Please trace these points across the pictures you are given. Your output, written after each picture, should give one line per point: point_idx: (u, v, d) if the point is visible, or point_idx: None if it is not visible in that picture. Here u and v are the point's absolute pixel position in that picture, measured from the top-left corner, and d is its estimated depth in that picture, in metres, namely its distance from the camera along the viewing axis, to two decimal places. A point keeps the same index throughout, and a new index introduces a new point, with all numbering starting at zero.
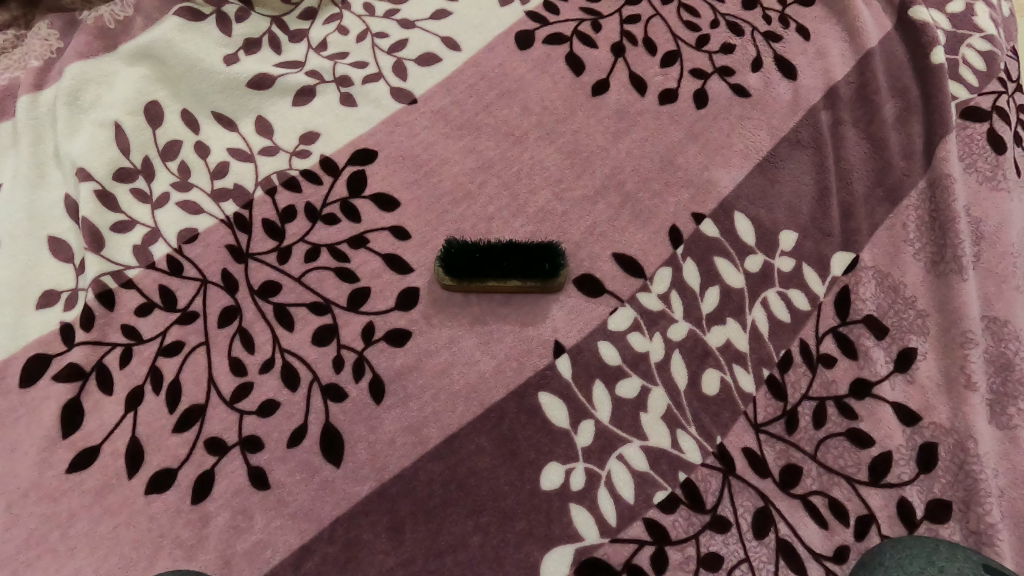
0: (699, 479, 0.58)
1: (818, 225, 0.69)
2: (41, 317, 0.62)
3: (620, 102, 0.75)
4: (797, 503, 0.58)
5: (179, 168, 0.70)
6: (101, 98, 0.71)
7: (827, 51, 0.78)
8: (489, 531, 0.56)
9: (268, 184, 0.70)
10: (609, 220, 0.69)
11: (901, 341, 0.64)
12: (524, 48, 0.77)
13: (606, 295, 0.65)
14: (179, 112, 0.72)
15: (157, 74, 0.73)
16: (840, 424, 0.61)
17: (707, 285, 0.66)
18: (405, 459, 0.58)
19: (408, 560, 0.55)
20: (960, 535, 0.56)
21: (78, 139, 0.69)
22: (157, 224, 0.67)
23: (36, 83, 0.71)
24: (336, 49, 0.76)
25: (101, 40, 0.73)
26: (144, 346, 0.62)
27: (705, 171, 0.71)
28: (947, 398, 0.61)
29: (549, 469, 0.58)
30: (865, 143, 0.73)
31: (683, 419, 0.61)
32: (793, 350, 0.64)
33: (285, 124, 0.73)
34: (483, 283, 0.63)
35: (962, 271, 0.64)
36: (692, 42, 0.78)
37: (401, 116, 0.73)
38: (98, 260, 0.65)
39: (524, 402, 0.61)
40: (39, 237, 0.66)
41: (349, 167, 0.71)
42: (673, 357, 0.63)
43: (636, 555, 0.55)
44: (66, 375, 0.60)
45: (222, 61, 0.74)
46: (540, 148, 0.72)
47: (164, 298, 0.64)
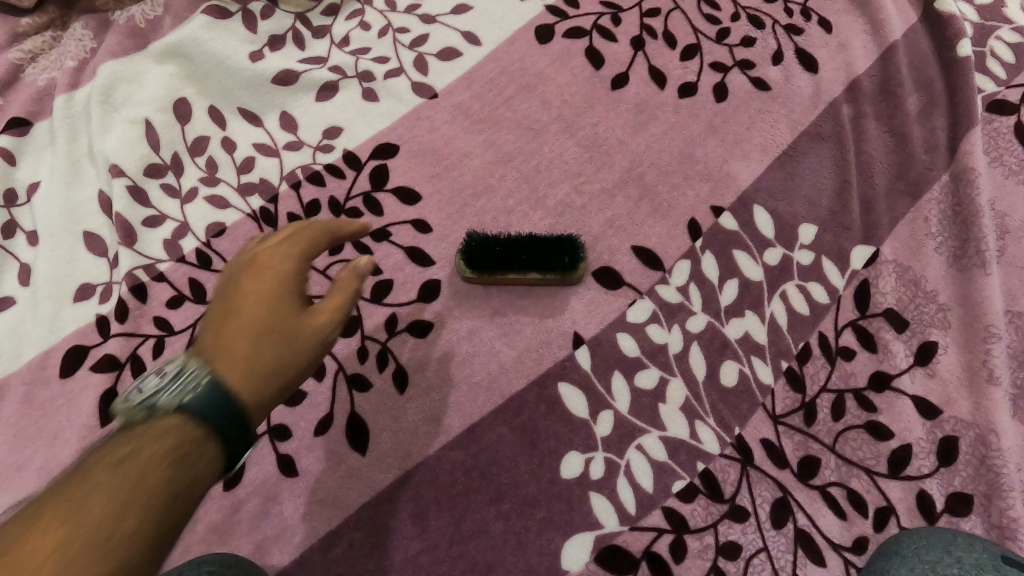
0: (718, 469, 0.59)
1: (838, 218, 0.69)
2: (79, 309, 0.65)
3: (639, 96, 0.75)
4: (815, 494, 0.58)
5: (207, 164, 0.72)
6: (132, 96, 0.73)
7: (849, 43, 0.77)
8: (510, 519, 0.57)
9: (293, 178, 0.72)
10: (628, 213, 0.69)
11: (921, 334, 0.64)
12: (545, 43, 0.78)
13: (625, 287, 0.66)
14: (206, 108, 0.74)
15: (185, 71, 0.74)
16: (859, 416, 0.61)
17: (726, 278, 0.67)
18: (428, 448, 0.60)
19: (433, 546, 0.56)
20: (981, 528, 0.57)
21: (111, 136, 0.71)
22: (186, 218, 0.69)
23: (72, 82, 0.73)
24: (358, 44, 0.77)
25: (132, 40, 0.75)
26: (175, 338, 0.65)
27: (725, 164, 0.71)
28: (969, 392, 0.61)
29: (569, 459, 0.59)
30: (887, 136, 0.72)
31: (702, 410, 0.61)
32: (812, 343, 0.64)
33: (309, 119, 0.74)
34: (500, 277, 0.64)
35: (985, 265, 0.64)
36: (712, 36, 0.78)
37: (423, 111, 0.74)
38: (130, 254, 0.68)
39: (544, 393, 0.62)
40: (75, 232, 0.68)
41: (372, 161, 0.72)
42: (692, 349, 0.64)
43: (656, 543, 0.56)
44: (102, 366, 0.63)
45: (248, 58, 0.75)
46: (560, 142, 0.73)
47: (194, 291, 0.67)
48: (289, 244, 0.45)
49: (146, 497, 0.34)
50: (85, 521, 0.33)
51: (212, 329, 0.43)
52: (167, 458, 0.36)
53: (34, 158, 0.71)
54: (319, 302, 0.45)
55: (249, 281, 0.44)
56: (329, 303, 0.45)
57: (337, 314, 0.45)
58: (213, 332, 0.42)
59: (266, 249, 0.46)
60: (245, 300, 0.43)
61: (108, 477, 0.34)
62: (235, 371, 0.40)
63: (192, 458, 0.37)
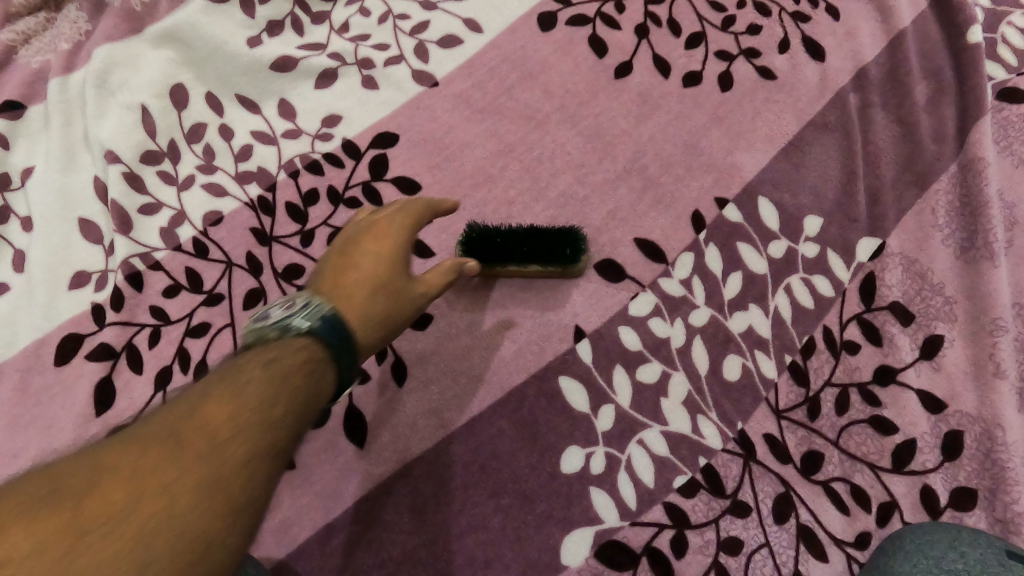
0: (720, 464, 0.58)
1: (843, 210, 0.68)
2: (74, 297, 0.64)
3: (643, 85, 0.73)
4: (818, 489, 0.58)
5: (204, 151, 0.71)
6: (127, 81, 0.72)
7: (857, 31, 0.76)
8: (510, 513, 0.57)
9: (291, 167, 0.71)
10: (631, 205, 0.68)
11: (927, 328, 0.63)
12: (547, 30, 0.76)
13: (627, 280, 0.65)
14: (203, 95, 0.72)
15: (182, 56, 0.73)
16: (863, 411, 0.60)
17: (730, 270, 0.66)
18: (427, 441, 0.59)
19: (431, 540, 0.56)
20: (985, 523, 0.56)
21: (106, 122, 0.70)
22: (182, 207, 0.69)
23: (66, 66, 0.72)
24: (358, 31, 0.76)
25: (127, 23, 0.73)
26: (171, 327, 0.64)
27: (730, 155, 0.70)
28: (975, 386, 0.60)
29: (569, 453, 0.59)
30: (894, 127, 0.71)
31: (704, 404, 0.60)
32: (816, 337, 0.63)
33: (308, 107, 0.73)
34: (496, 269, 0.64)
35: (993, 257, 0.63)
36: (718, 24, 0.76)
37: (423, 100, 0.73)
38: (126, 242, 0.67)
39: (545, 386, 0.61)
40: (70, 218, 0.67)
41: (371, 150, 0.71)
42: (695, 342, 0.63)
43: (656, 539, 0.56)
44: (97, 355, 0.63)
45: (245, 44, 0.74)
46: (562, 131, 0.72)
47: (190, 280, 0.66)
48: (402, 216, 0.54)
49: (293, 397, 0.39)
50: (245, 405, 0.37)
51: (332, 273, 0.50)
52: (303, 365, 0.41)
53: (29, 143, 0.70)
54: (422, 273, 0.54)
55: (368, 241, 0.52)
56: (431, 277, 0.53)
57: (436, 286, 0.53)
58: (333, 274, 0.50)
59: (385, 217, 0.55)
60: (363, 253, 0.51)
61: (257, 373, 0.39)
62: (354, 308, 0.48)
63: (321, 373, 0.43)
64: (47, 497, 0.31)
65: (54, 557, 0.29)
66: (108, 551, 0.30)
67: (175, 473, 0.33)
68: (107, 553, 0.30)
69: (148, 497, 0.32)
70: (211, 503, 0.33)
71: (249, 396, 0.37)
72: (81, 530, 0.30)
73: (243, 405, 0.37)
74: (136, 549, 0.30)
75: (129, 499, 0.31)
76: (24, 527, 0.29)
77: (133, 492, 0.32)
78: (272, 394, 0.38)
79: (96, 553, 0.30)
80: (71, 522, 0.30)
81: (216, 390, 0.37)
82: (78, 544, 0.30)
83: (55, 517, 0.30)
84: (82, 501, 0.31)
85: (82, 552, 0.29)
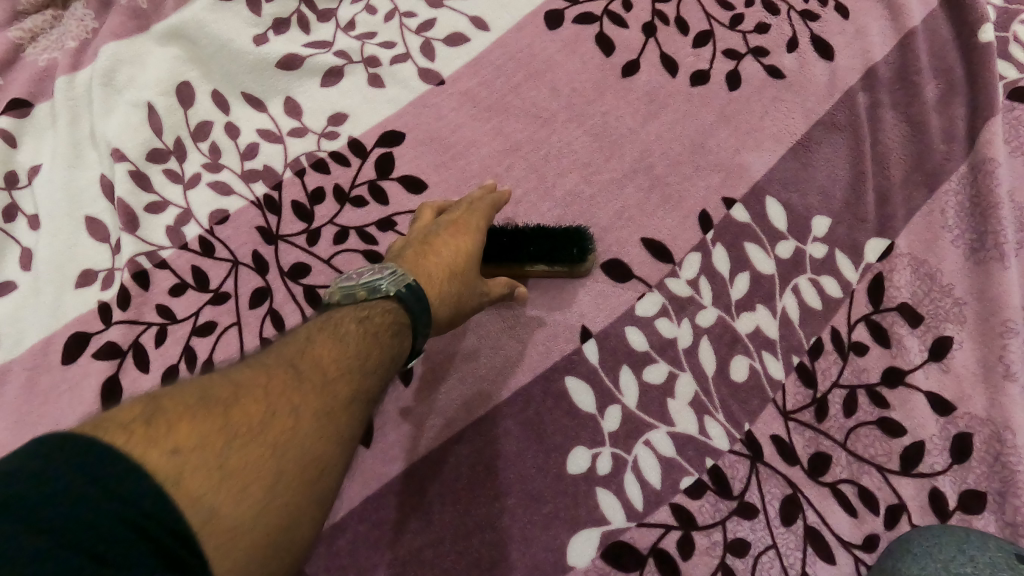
0: (727, 465, 0.58)
1: (852, 210, 0.68)
2: (81, 295, 0.65)
3: (650, 84, 0.73)
4: (825, 491, 0.58)
5: (210, 149, 0.71)
6: (134, 78, 0.71)
7: (867, 29, 0.75)
8: (516, 513, 0.57)
9: (297, 166, 0.71)
10: (638, 204, 0.68)
11: (936, 329, 0.63)
12: (554, 28, 0.75)
13: (634, 280, 0.65)
14: (209, 93, 0.72)
15: (187, 54, 0.73)
16: (871, 413, 0.60)
17: (737, 271, 0.65)
18: (434, 441, 0.59)
19: (437, 540, 0.56)
20: (994, 525, 0.56)
21: (112, 119, 0.70)
22: (189, 205, 0.69)
23: (73, 63, 0.72)
24: (364, 29, 0.75)
25: (133, 21, 0.73)
26: (178, 326, 0.64)
27: (738, 154, 0.70)
28: (984, 388, 0.60)
29: (576, 454, 0.58)
30: (904, 127, 0.71)
31: (711, 405, 0.60)
32: (824, 338, 0.63)
33: (314, 106, 0.73)
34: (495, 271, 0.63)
35: (1003, 258, 0.63)
36: (726, 22, 0.76)
37: (430, 98, 0.73)
38: (133, 240, 0.67)
39: (551, 386, 0.61)
40: (77, 216, 0.67)
41: (377, 149, 0.71)
42: (701, 343, 0.63)
43: (663, 540, 0.56)
44: (104, 353, 0.63)
45: (251, 42, 0.74)
46: (568, 130, 0.71)
47: (196, 279, 0.66)
48: (478, 214, 0.60)
49: (384, 351, 0.47)
50: (348, 356, 0.45)
51: (417, 253, 0.56)
52: (385, 325, 0.48)
53: (35, 141, 0.70)
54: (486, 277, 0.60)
55: (451, 232, 0.58)
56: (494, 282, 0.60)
57: (499, 291, 0.60)
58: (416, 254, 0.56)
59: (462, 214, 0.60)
60: (445, 241, 0.57)
61: (356, 328, 0.47)
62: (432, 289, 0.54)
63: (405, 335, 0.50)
64: (205, 402, 0.37)
65: (218, 450, 0.35)
66: (254, 453, 0.37)
67: (302, 401, 0.40)
68: (254, 454, 0.37)
69: (280, 415, 0.39)
70: (327, 427, 0.41)
71: (353, 346, 0.45)
72: (233, 434, 0.37)
73: (348, 354, 0.45)
74: (276, 454, 0.37)
75: (267, 416, 0.38)
76: (191, 424, 0.35)
77: (269, 410, 0.39)
78: (369, 346, 0.46)
79: (246, 454, 0.36)
80: (226, 426, 0.37)
81: (323, 340, 0.45)
82: (234, 444, 0.36)
83: (213, 420, 0.36)
84: (231, 410, 0.37)
85: (236, 451, 0.36)
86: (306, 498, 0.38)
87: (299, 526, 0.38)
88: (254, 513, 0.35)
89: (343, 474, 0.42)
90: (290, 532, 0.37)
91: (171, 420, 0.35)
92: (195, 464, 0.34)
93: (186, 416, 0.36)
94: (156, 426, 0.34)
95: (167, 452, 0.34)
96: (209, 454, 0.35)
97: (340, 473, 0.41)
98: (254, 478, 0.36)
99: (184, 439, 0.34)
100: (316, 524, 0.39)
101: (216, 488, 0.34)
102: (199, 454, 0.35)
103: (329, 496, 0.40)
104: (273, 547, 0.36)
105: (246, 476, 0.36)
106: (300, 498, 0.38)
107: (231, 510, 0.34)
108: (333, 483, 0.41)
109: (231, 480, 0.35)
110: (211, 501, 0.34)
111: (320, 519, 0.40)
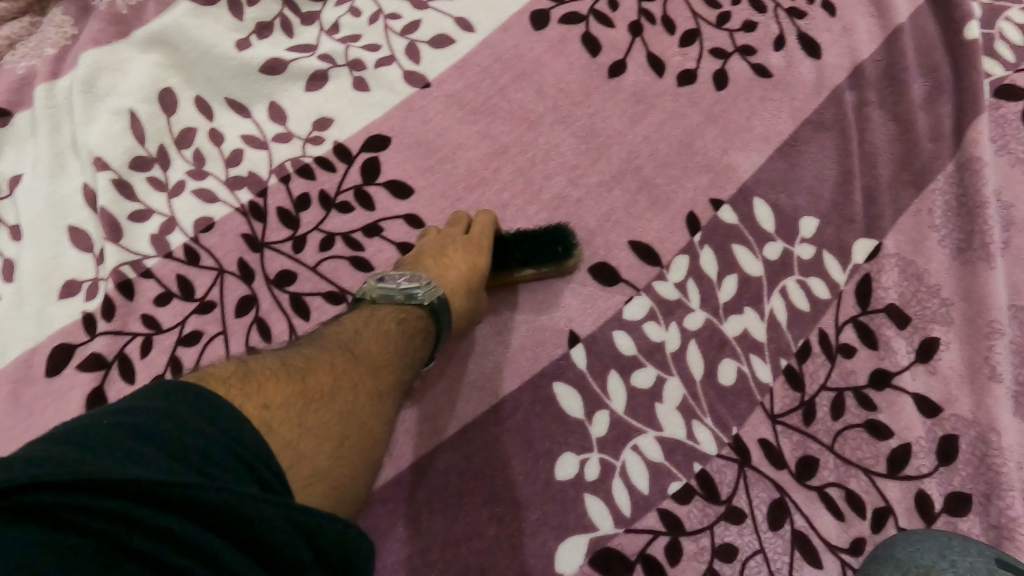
0: (714, 470, 0.58)
1: (840, 211, 0.67)
2: (65, 306, 0.64)
3: (637, 84, 0.72)
4: (813, 495, 0.58)
5: (194, 156, 0.70)
6: (115, 85, 0.71)
7: (854, 27, 0.74)
8: (504, 521, 0.57)
9: (282, 172, 0.70)
10: (626, 207, 0.67)
11: (923, 330, 0.63)
12: (540, 28, 0.74)
13: (621, 284, 0.64)
14: (193, 99, 0.72)
15: (170, 60, 0.72)
16: (858, 415, 0.60)
17: (725, 273, 0.65)
18: (420, 449, 0.59)
19: (425, 548, 0.56)
20: (979, 528, 0.56)
21: (94, 127, 0.69)
22: (173, 213, 0.68)
23: (53, 71, 0.71)
24: (348, 31, 0.75)
25: (114, 26, 0.72)
26: (163, 336, 0.64)
27: (725, 155, 0.69)
28: (970, 390, 0.60)
29: (563, 460, 0.58)
30: (892, 125, 0.70)
31: (699, 410, 0.60)
32: (811, 340, 0.63)
33: (299, 110, 0.72)
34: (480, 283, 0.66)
35: (990, 259, 0.63)
36: (713, 21, 0.75)
37: (415, 101, 0.72)
38: (117, 249, 0.66)
39: (539, 393, 0.60)
40: (60, 226, 0.67)
41: (363, 153, 0.70)
42: (689, 347, 0.62)
43: (651, 546, 0.56)
44: (89, 364, 0.63)
45: (234, 46, 0.73)
46: (555, 132, 0.71)
47: (182, 288, 0.66)
48: (484, 234, 0.62)
49: (418, 345, 0.53)
50: (391, 349, 0.51)
51: (436, 264, 0.58)
52: (423, 326, 0.54)
53: (16, 149, 0.69)
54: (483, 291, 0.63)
55: (467, 249, 0.60)
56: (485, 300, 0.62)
57: (485, 307, 0.62)
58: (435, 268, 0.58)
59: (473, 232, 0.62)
60: (465, 256, 0.59)
61: (396, 328, 0.52)
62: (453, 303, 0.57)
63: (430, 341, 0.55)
64: (285, 371, 0.42)
65: (299, 410, 0.40)
66: (327, 417, 0.42)
67: (357, 380, 0.46)
68: (325, 417, 0.41)
69: (343, 391, 0.44)
70: (376, 403, 0.46)
71: (393, 340, 0.51)
72: (309, 398, 0.41)
73: (391, 348, 0.51)
74: (341, 419, 0.43)
75: (332, 388, 0.43)
76: (277, 386, 0.40)
77: (334, 383, 0.44)
78: (407, 342, 0.52)
79: (321, 416, 0.41)
80: (303, 390, 0.41)
81: (369, 333, 0.51)
82: (312, 407, 0.41)
83: (293, 385, 0.41)
84: (305, 379, 0.42)
85: (312, 412, 0.41)
86: (362, 461, 0.43)
87: (355, 485, 0.43)
88: (328, 464, 0.40)
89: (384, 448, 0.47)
90: (349, 486, 0.42)
91: (260, 381, 0.39)
92: (281, 418, 0.38)
93: (274, 378, 0.40)
94: (249, 385, 0.38)
95: (260, 404, 0.38)
96: (293, 413, 0.39)
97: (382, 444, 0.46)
98: (327, 437, 0.41)
99: (275, 398, 0.39)
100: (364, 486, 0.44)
101: (300, 440, 0.39)
102: (286, 413, 0.39)
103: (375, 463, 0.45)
104: (337, 495, 0.40)
105: (319, 437, 0.40)
106: (352, 469, 0.42)
107: (309, 460, 0.39)
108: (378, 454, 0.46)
109: (309, 436, 0.39)
110: (296, 449, 0.38)
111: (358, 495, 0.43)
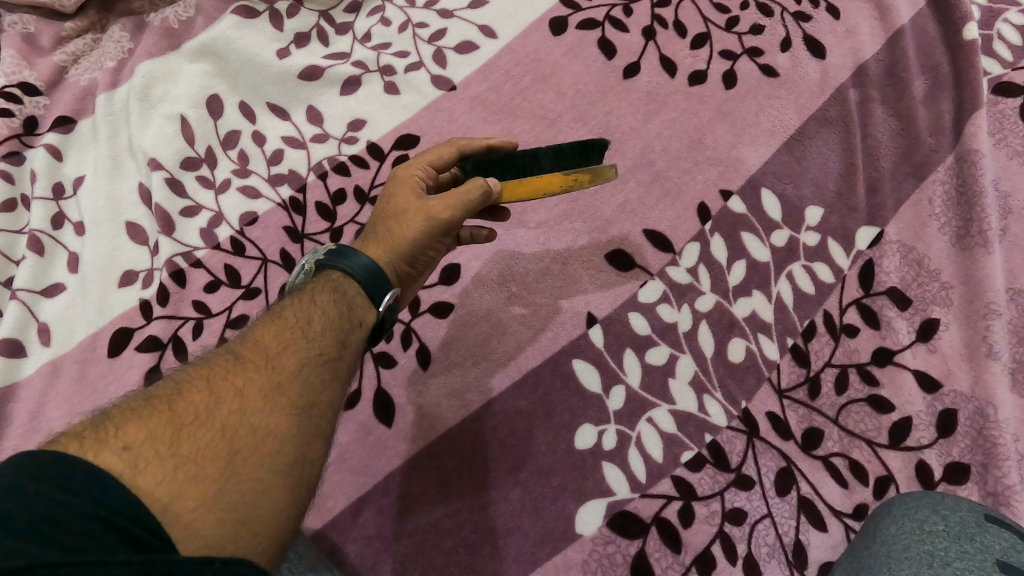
0: (725, 440, 0.62)
1: (843, 200, 0.71)
2: (123, 294, 0.70)
3: (650, 84, 0.77)
4: (818, 464, 0.62)
5: (239, 156, 0.76)
6: (167, 93, 0.77)
7: (857, 28, 0.78)
8: (527, 486, 0.61)
9: (319, 169, 0.76)
10: (640, 197, 0.72)
11: (923, 312, 0.66)
12: (559, 34, 0.79)
13: (636, 269, 0.69)
14: (237, 104, 0.77)
15: (216, 69, 0.78)
16: (861, 390, 0.64)
17: (734, 259, 0.69)
18: (450, 420, 0.63)
19: (455, 511, 0.60)
20: (978, 495, 0.60)
21: (149, 132, 0.75)
22: (220, 208, 0.74)
23: (112, 82, 0.77)
24: (379, 40, 0.80)
25: (166, 40, 0.79)
26: (213, 320, 0.70)
27: (734, 149, 0.73)
28: (968, 367, 0.64)
29: (583, 431, 0.63)
30: (893, 120, 0.74)
31: (710, 385, 0.64)
32: (817, 321, 0.67)
33: (334, 113, 0.78)
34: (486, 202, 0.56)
35: (987, 244, 0.66)
36: (722, 25, 0.79)
37: (441, 103, 0.77)
38: (170, 242, 0.72)
39: (560, 368, 0.65)
40: (118, 222, 0.73)
41: (395, 151, 0.76)
42: (701, 327, 0.67)
43: (665, 509, 0.60)
44: (147, 346, 0.68)
45: (275, 55, 0.79)
46: (573, 130, 0.76)
47: (229, 276, 0.71)
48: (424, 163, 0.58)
49: (328, 317, 0.48)
50: (293, 327, 0.46)
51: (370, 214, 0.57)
52: (327, 287, 0.50)
53: (79, 154, 0.75)
54: (442, 203, 0.54)
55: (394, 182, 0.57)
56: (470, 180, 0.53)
57: (459, 203, 0.53)
58: (378, 210, 0.56)
59: (414, 163, 0.58)
60: (402, 180, 0.56)
61: (296, 301, 0.48)
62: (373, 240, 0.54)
63: (351, 286, 0.50)
64: (152, 404, 0.38)
65: (168, 439, 0.36)
66: (209, 437, 0.38)
67: (247, 382, 0.41)
68: (206, 440, 0.37)
69: (229, 398, 0.40)
70: (276, 400, 0.41)
71: (296, 315, 0.47)
72: (182, 423, 0.38)
73: (290, 333, 0.46)
74: (229, 431, 0.38)
75: (210, 404, 0.39)
76: (139, 423, 0.37)
77: (215, 396, 0.40)
78: (316, 322, 0.47)
79: (202, 438, 0.37)
80: (172, 418, 0.38)
81: (263, 327, 0.46)
82: (185, 432, 0.37)
83: (158, 418, 0.37)
84: (176, 404, 0.39)
85: (187, 438, 0.37)
86: (273, 469, 0.38)
87: (284, 480, 0.39)
88: (216, 489, 0.36)
89: (319, 433, 0.42)
90: (265, 498, 0.37)
91: (118, 423, 0.36)
92: (149, 455, 0.35)
93: (136, 418, 0.37)
94: (102, 431, 0.36)
95: (118, 450, 0.35)
96: (161, 445, 0.36)
97: (309, 439, 0.41)
98: (214, 454, 0.37)
99: (134, 437, 0.36)
100: (297, 493, 0.39)
101: (172, 476, 0.35)
102: (150, 448, 0.36)
103: (302, 463, 0.40)
104: (248, 518, 0.36)
105: (204, 458, 0.37)
106: (265, 470, 0.38)
107: (192, 491, 0.35)
108: (304, 450, 0.41)
109: (188, 464, 0.36)
110: (168, 486, 0.35)
111: (302, 485, 0.40)
